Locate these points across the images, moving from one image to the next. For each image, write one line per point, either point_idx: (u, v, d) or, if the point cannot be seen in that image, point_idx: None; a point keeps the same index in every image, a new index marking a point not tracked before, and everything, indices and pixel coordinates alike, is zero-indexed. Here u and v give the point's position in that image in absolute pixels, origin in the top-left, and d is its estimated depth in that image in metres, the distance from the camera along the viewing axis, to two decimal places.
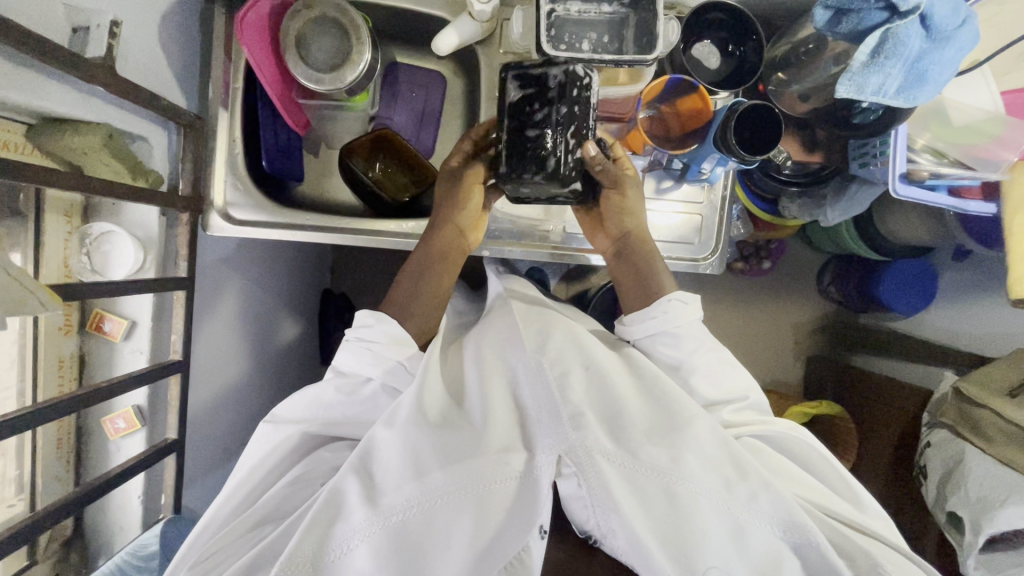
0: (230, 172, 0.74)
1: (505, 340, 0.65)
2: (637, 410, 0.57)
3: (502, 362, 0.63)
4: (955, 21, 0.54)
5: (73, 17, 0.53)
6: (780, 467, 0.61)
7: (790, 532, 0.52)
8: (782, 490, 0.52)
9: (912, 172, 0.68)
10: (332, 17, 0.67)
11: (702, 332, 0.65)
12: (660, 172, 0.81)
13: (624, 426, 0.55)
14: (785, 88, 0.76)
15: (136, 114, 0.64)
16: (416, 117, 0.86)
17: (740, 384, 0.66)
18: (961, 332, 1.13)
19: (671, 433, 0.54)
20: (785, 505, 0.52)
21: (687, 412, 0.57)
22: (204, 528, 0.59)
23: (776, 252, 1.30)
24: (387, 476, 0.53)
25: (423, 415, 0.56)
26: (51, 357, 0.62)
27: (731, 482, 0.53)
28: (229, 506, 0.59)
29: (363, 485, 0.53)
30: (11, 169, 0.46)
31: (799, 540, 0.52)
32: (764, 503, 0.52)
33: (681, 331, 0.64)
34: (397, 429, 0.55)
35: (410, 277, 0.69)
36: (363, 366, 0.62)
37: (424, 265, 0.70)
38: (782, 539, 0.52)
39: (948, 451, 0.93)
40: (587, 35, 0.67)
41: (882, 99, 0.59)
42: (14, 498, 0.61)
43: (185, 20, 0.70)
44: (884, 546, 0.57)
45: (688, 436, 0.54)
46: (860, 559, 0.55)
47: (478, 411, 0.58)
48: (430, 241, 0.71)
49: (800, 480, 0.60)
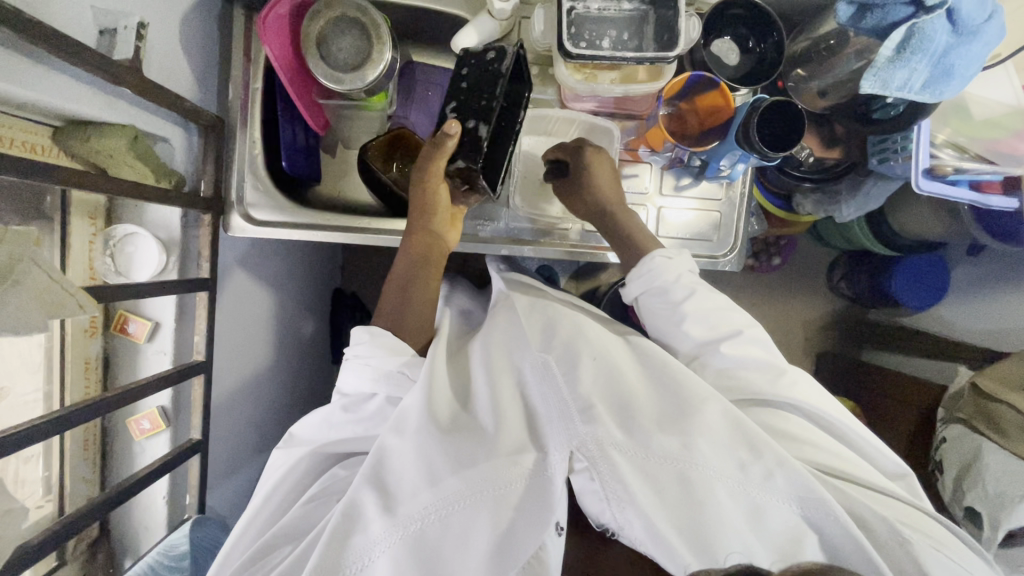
0: (250, 173, 0.74)
1: (508, 337, 0.65)
2: (645, 400, 0.56)
3: (507, 359, 0.63)
4: (981, 16, 0.54)
5: (101, 19, 0.54)
6: (791, 432, 0.60)
7: (807, 507, 0.51)
8: (797, 465, 0.51)
9: (936, 168, 0.70)
10: (351, 17, 0.67)
11: (692, 282, 0.67)
12: (679, 168, 0.81)
13: (632, 414, 0.54)
14: (804, 83, 0.76)
15: (159, 116, 0.64)
16: (434, 117, 0.85)
17: (735, 323, 0.66)
18: (977, 326, 1.12)
19: (681, 421, 0.54)
20: (802, 480, 0.51)
21: (697, 397, 0.56)
22: (235, 545, 0.60)
23: (787, 249, 1.30)
24: (402, 485, 0.53)
25: (434, 420, 0.56)
26: (77, 358, 0.63)
27: (744, 463, 0.52)
28: (256, 524, 0.61)
29: (379, 496, 0.53)
30: (43, 171, 0.46)
31: (821, 517, 0.51)
32: (780, 481, 0.51)
33: (670, 282, 0.67)
34: (408, 437, 0.55)
35: (397, 286, 0.68)
36: (365, 383, 0.61)
37: (405, 275, 0.69)
38: (800, 517, 0.51)
39: (965, 447, 0.92)
40: (607, 33, 0.67)
41: (908, 95, 0.58)
42: (41, 499, 0.61)
43: (205, 21, 0.70)
44: (898, 503, 0.56)
45: (698, 421, 0.53)
46: (882, 533, 0.52)
47: (487, 414, 0.58)
48: (409, 246, 0.70)
49: (813, 446, 0.59)
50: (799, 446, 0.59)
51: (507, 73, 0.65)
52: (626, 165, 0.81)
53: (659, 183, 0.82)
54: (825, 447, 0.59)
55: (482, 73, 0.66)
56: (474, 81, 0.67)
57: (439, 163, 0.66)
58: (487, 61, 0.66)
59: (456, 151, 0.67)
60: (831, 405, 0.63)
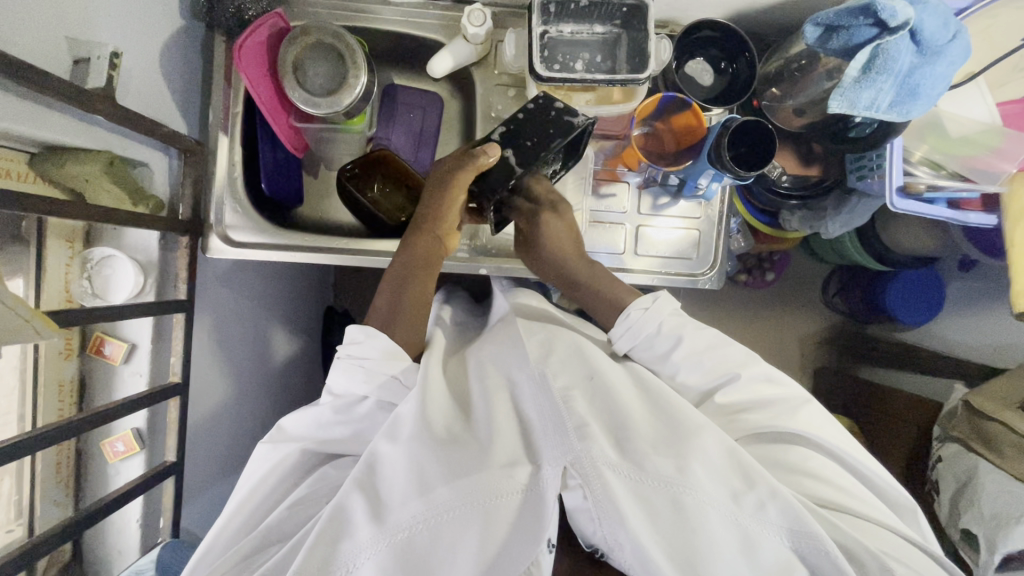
0: (230, 196, 0.76)
1: (507, 352, 0.62)
2: (642, 421, 0.54)
3: (504, 373, 0.60)
4: (945, 36, 0.54)
5: (75, 49, 0.55)
6: (793, 463, 0.57)
7: (798, 539, 0.48)
8: (791, 497, 0.49)
9: (909, 186, 0.69)
10: (329, 43, 0.70)
11: (678, 327, 0.64)
12: (656, 188, 0.81)
13: (629, 437, 0.51)
14: (779, 103, 0.75)
15: (138, 141, 0.66)
16: (412, 138, 0.85)
17: (729, 362, 0.62)
18: (971, 344, 1.11)
19: (677, 443, 0.51)
20: (795, 511, 0.48)
21: (693, 422, 0.53)
22: (214, 542, 0.56)
23: (780, 264, 1.29)
24: (393, 491, 0.50)
25: (428, 430, 0.53)
26: (51, 381, 0.63)
27: (738, 492, 0.49)
28: (226, 534, 0.56)
29: (369, 503, 0.50)
30: (9, 199, 0.46)
31: (810, 550, 0.48)
32: (773, 512, 0.48)
33: (654, 333, 0.64)
34: (402, 444, 0.52)
35: (393, 283, 0.66)
36: (356, 384, 0.59)
37: (401, 274, 0.66)
38: (789, 549, 0.48)
39: (960, 466, 0.90)
40: (580, 56, 0.70)
41: (876, 113, 0.58)
42: (11, 523, 0.60)
43: (186, 47, 0.72)
44: (899, 540, 0.53)
45: (693, 446, 0.51)
46: (871, 567, 0.49)
47: (483, 426, 0.55)
48: (411, 249, 0.68)
49: (812, 478, 0.56)
50: (797, 478, 0.56)
51: (570, 133, 0.65)
52: (603, 184, 0.81)
53: (637, 204, 0.82)
54: (832, 478, 0.56)
55: (543, 119, 0.66)
56: (535, 119, 0.66)
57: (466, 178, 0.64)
58: (552, 109, 0.66)
59: (487, 172, 0.66)
60: (833, 430, 0.60)
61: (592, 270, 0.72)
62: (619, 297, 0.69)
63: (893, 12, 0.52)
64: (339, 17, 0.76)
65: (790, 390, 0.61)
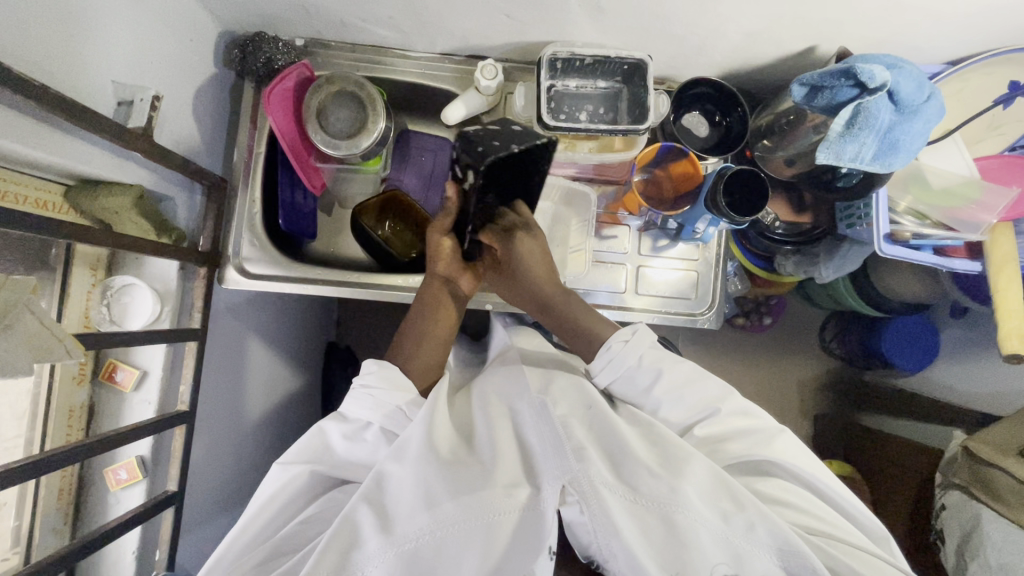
0: (249, 231, 0.80)
1: (508, 383, 0.65)
2: (636, 445, 0.55)
3: (506, 403, 0.62)
4: (921, 97, 0.59)
5: (120, 92, 0.60)
6: (770, 493, 0.58)
7: (785, 559, 0.49)
8: (779, 519, 0.49)
9: (896, 233, 0.73)
10: (351, 92, 0.75)
11: (658, 360, 0.64)
12: (656, 231, 0.85)
13: (626, 461, 0.52)
14: (770, 154, 0.80)
15: (168, 177, 0.70)
16: (424, 179, 0.90)
17: (708, 397, 0.63)
18: (963, 390, 1.12)
19: (671, 466, 0.52)
20: (783, 533, 0.49)
21: (684, 448, 0.54)
22: (223, 554, 0.55)
23: (776, 308, 1.31)
24: (400, 505, 0.51)
25: (435, 451, 0.54)
26: (63, 405, 0.64)
27: (727, 514, 0.50)
28: (234, 549, 0.55)
29: (377, 516, 0.50)
30: (54, 226, 0.50)
31: (800, 568, 0.49)
32: (762, 534, 0.49)
33: (634, 367, 0.65)
34: (409, 463, 0.53)
35: (409, 334, 0.73)
36: (363, 411, 0.61)
37: (415, 321, 0.73)
38: (778, 568, 0.49)
39: (965, 515, 0.89)
40: (584, 107, 0.75)
41: (860, 165, 0.63)
42: (8, 551, 0.59)
43: (218, 92, 0.78)
44: (880, 562, 0.53)
45: (686, 469, 0.51)
46: None
47: (487, 448, 0.56)
48: (423, 294, 0.75)
49: (795, 506, 0.57)
50: (780, 508, 0.57)
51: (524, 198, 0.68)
52: (605, 226, 0.85)
53: (637, 246, 0.85)
54: (812, 510, 0.57)
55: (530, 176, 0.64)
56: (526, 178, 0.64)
57: (451, 218, 0.73)
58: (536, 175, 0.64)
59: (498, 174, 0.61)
60: (807, 460, 0.60)
61: (566, 294, 0.72)
62: (601, 333, 0.68)
63: (872, 75, 0.56)
64: (360, 68, 0.82)
65: (765, 420, 0.62)
